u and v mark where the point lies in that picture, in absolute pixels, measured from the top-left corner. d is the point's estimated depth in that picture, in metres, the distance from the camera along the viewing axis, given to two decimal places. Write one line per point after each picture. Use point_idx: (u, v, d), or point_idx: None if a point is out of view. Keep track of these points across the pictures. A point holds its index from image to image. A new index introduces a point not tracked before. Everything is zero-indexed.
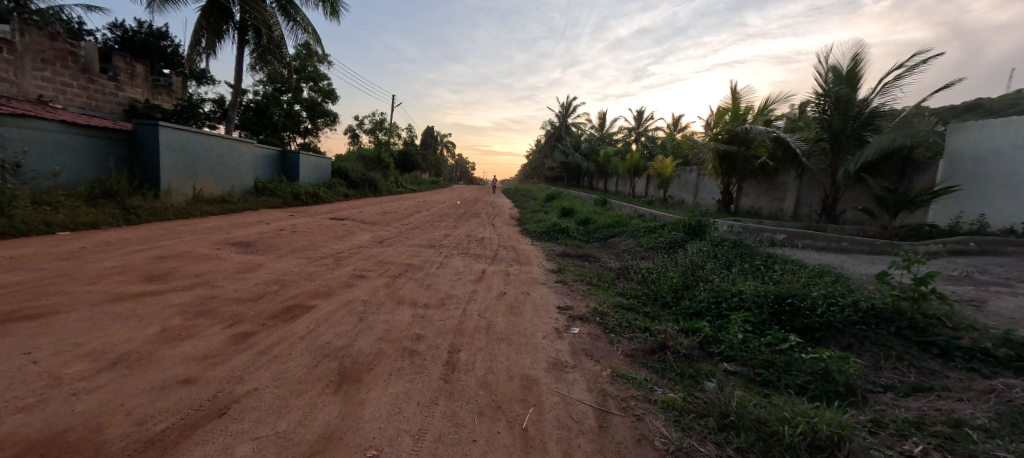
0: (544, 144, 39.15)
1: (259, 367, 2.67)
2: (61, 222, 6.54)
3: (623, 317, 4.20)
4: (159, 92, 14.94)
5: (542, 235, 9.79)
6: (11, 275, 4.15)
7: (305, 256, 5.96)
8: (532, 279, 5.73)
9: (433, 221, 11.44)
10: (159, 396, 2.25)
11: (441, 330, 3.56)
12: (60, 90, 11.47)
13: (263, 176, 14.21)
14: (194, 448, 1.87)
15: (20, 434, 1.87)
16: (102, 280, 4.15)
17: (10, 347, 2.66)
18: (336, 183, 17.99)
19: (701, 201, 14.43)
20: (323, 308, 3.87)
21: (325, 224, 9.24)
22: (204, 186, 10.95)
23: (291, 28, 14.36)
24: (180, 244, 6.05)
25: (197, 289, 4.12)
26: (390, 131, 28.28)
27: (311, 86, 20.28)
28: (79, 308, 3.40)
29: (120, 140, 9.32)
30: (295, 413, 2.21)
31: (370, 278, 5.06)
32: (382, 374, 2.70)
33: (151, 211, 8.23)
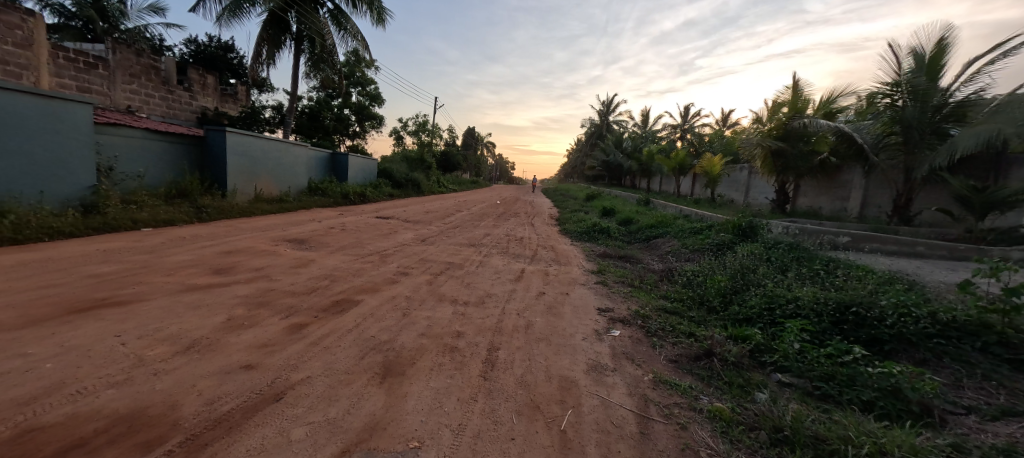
0: (585, 142, 38.62)
1: (311, 356, 2.83)
2: (145, 220, 7.28)
3: (666, 321, 4.07)
4: (227, 100, 16.23)
5: (582, 235, 9.66)
6: (104, 266, 4.68)
7: (353, 253, 6.26)
8: (571, 279, 5.66)
9: (472, 220, 11.61)
10: (225, 379, 2.44)
11: (481, 328, 3.61)
12: (144, 100, 12.73)
13: (315, 177, 15.04)
14: (256, 429, 2.02)
15: (111, 407, 2.09)
16: (178, 272, 4.59)
17: (104, 329, 3.00)
18: (381, 183, 18.70)
19: (752, 200, 13.65)
20: (368, 303, 4.04)
21: (371, 223, 9.63)
22: (264, 187, 11.77)
23: (341, 37, 15.14)
24: (244, 240, 6.56)
25: (256, 282, 4.43)
26: (433, 133, 29.02)
27: (360, 91, 21.22)
28: (157, 297, 3.76)
29: (193, 144, 10.19)
30: (344, 401, 2.32)
31: (413, 275, 5.23)
32: (425, 369, 2.78)
33: (219, 210, 8.96)
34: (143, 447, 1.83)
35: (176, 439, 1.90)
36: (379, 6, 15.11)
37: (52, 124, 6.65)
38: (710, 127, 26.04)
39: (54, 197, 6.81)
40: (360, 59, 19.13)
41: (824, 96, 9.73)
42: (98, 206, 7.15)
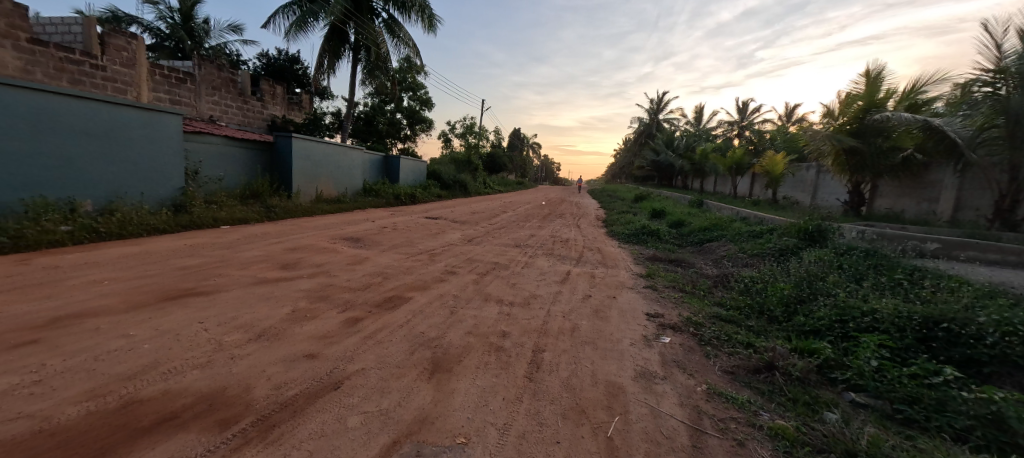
0: (633, 142, 37.55)
1: (365, 349, 2.98)
2: (224, 218, 8.03)
3: (721, 329, 3.86)
4: (293, 108, 17.49)
5: (631, 237, 9.40)
6: (189, 259, 5.22)
7: (404, 251, 6.52)
8: (619, 282, 5.52)
9: (518, 221, 11.67)
10: (291, 367, 2.63)
11: (526, 329, 3.62)
12: (224, 110, 14.02)
13: (370, 178, 15.82)
14: (317, 414, 2.16)
15: (195, 386, 2.33)
16: (250, 266, 5.01)
17: (190, 316, 3.35)
18: (430, 185, 19.31)
19: (820, 202, 12.58)
20: (418, 300, 4.19)
21: (421, 223, 9.96)
22: (325, 188, 12.58)
23: (395, 46, 15.85)
24: (306, 238, 7.03)
25: (317, 277, 4.73)
26: (480, 135, 29.56)
27: (411, 96, 22.07)
28: (233, 288, 4.13)
29: (265, 149, 11.08)
30: (395, 394, 2.42)
31: (460, 274, 5.34)
32: (471, 367, 2.83)
33: (285, 211, 9.70)
34: (221, 423, 2.02)
35: (249, 419, 2.08)
36: (430, 14, 15.65)
37: (150, 132, 7.55)
38: (771, 123, 24.39)
39: (152, 197, 7.70)
40: (411, 65, 19.89)
41: (908, 85, 8.78)
42: (186, 206, 7.98)
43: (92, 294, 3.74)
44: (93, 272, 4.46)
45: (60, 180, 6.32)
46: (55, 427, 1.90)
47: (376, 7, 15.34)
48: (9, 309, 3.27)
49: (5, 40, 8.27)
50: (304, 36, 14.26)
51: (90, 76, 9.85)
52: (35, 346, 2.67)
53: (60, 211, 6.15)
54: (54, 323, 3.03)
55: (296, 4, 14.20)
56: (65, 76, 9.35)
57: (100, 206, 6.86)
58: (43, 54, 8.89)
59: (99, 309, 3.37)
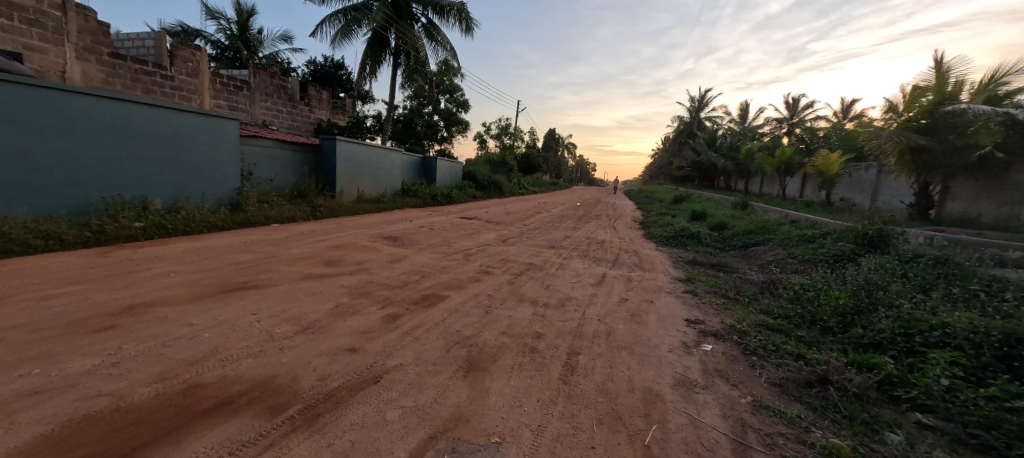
0: (673, 141, 36.39)
1: (403, 345, 3.07)
2: (275, 217, 8.52)
3: (767, 338, 3.66)
4: (338, 112, 18.27)
5: (669, 240, 9.10)
6: (244, 255, 5.59)
7: (440, 251, 6.65)
8: (656, 286, 5.37)
9: (552, 222, 11.60)
10: (334, 360, 2.75)
11: (561, 331, 3.59)
12: (275, 115, 14.87)
13: (408, 179, 16.26)
14: (358, 405, 2.25)
15: (249, 374, 2.48)
16: (298, 262, 5.30)
17: (244, 307, 3.59)
18: (466, 185, 19.59)
19: (880, 204, 11.66)
20: (454, 299, 4.26)
21: (456, 223, 10.13)
22: (365, 188, 13.06)
23: (433, 49, 16.23)
24: (348, 236, 7.34)
25: (359, 274, 4.92)
26: (515, 136, 29.68)
27: (449, 98, 22.49)
28: (283, 283, 4.38)
29: (312, 151, 11.63)
30: (431, 390, 2.47)
31: (495, 274, 5.38)
32: (505, 367, 2.85)
33: (329, 210, 10.17)
34: (272, 410, 2.15)
35: (296, 407, 2.20)
36: (467, 17, 15.91)
37: (210, 136, 8.13)
38: (825, 120, 22.84)
39: (212, 197, 8.30)
40: (449, 68, 20.28)
41: (986, 76, 7.96)
42: (241, 205, 8.53)
43: (161, 285, 4.08)
44: (161, 265, 4.86)
45: (134, 181, 6.94)
46: (129, 405, 2.09)
47: (415, 12, 15.77)
48: (91, 296, 3.62)
49: (90, 55, 9.17)
50: (348, 43, 14.86)
51: (161, 86, 10.76)
52: (112, 331, 2.94)
53: (134, 208, 6.74)
54: (128, 311, 3.33)
55: (342, 13, 14.82)
56: (139, 86, 10.26)
57: (167, 204, 7.47)
58: (122, 67, 9.79)
59: (166, 299, 3.67)
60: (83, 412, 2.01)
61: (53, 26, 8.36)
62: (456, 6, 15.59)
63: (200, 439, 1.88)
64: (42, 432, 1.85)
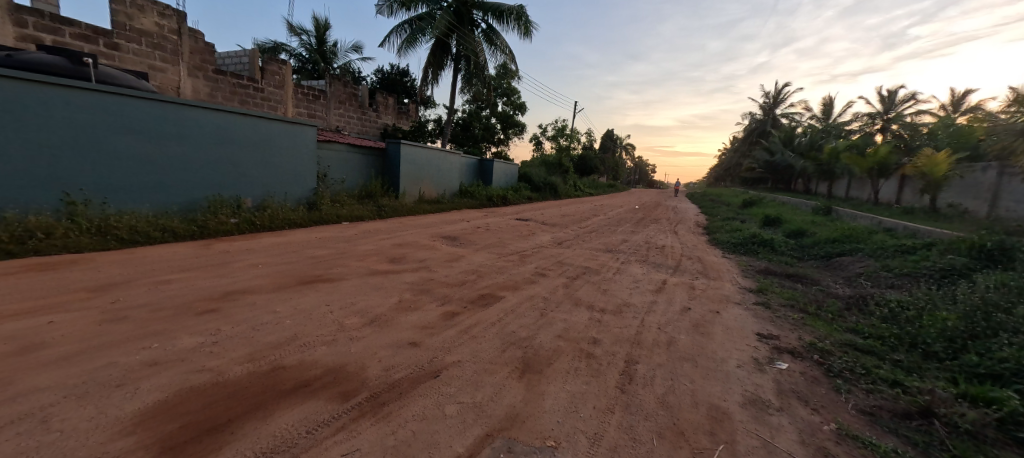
0: (743, 141, 33.98)
1: (461, 343, 3.16)
2: (345, 216, 9.17)
3: (855, 360, 3.28)
4: (403, 117, 19.24)
5: (737, 246, 8.49)
6: (319, 250, 6.07)
7: (496, 252, 6.76)
8: (723, 296, 5.03)
9: (608, 225, 11.32)
10: (397, 352, 2.90)
11: (618, 338, 3.49)
12: (347, 121, 15.98)
13: (466, 181, 16.71)
14: (419, 398, 2.35)
15: (323, 360, 2.69)
16: (365, 259, 5.65)
17: (319, 298, 3.89)
18: (522, 187, 19.77)
19: (1000, 211, 10.02)
20: (509, 299, 4.31)
21: (512, 224, 10.25)
22: (426, 189, 13.64)
23: (492, 54, 16.58)
24: (410, 235, 7.69)
25: (420, 272, 5.15)
26: (572, 137, 29.38)
27: (506, 101, 22.82)
28: (352, 277, 4.70)
29: (378, 155, 12.26)
30: (488, 389, 2.52)
31: (550, 276, 5.36)
32: (561, 371, 2.82)
33: (393, 210, 10.74)
34: (343, 395, 2.31)
35: (364, 394, 2.35)
36: (527, 20, 16.06)
37: (292, 141, 8.91)
38: (929, 115, 20.06)
39: (293, 196, 9.11)
40: (507, 71, 20.59)
41: None
42: (317, 205, 9.29)
43: (250, 275, 4.56)
44: (251, 257, 5.42)
45: (231, 182, 7.82)
46: (225, 381, 2.35)
47: (476, 18, 16.22)
48: (196, 283, 4.13)
49: (199, 72, 10.46)
50: (413, 52, 15.60)
51: (253, 97, 12.02)
52: (212, 314, 3.34)
53: (230, 206, 7.60)
54: (224, 297, 3.76)
55: (408, 23, 15.60)
56: (236, 98, 11.54)
57: (257, 203, 8.31)
58: (222, 82, 11.09)
59: (254, 288, 4.09)
60: (190, 384, 2.29)
61: (171, 48, 9.67)
62: (514, 10, 15.84)
63: (282, 416, 2.07)
64: (159, 398, 2.13)
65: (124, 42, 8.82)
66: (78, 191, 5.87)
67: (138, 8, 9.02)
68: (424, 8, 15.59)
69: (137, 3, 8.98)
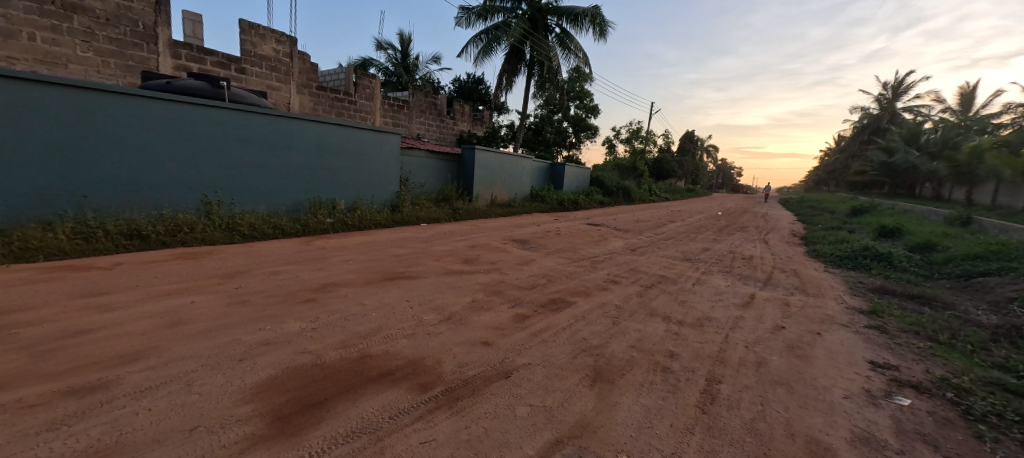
0: (852, 141, 29.99)
1: (532, 346, 3.18)
2: (424, 218, 9.73)
3: (1004, 404, 2.72)
4: (478, 124, 19.92)
5: (843, 260, 7.47)
6: (400, 249, 6.50)
7: (567, 256, 6.69)
8: (825, 316, 4.46)
9: (687, 232, 10.64)
10: (470, 350, 3.01)
11: (698, 353, 3.26)
12: (427, 129, 16.96)
13: (537, 185, 16.81)
14: (490, 396, 2.40)
15: (404, 352, 2.88)
16: (441, 259, 5.93)
17: (400, 294, 4.18)
18: (594, 192, 19.44)
19: None
20: (581, 306, 4.23)
21: (583, 229, 10.08)
22: (498, 193, 14.00)
23: (566, 58, 16.56)
24: (483, 238, 7.93)
25: (492, 273, 5.28)
26: (648, 139, 28.21)
27: (579, 104, 22.59)
28: (430, 276, 4.97)
29: (454, 160, 12.75)
30: (558, 394, 2.50)
31: (623, 284, 5.18)
32: (634, 383, 2.71)
33: (467, 213, 11.16)
34: (421, 387, 2.45)
35: (439, 387, 2.47)
36: (602, 22, 15.81)
37: (379, 149, 9.67)
38: None
39: (378, 199, 9.88)
40: (581, 75, 20.38)
41: None
42: (399, 207, 9.95)
43: (342, 269, 5.02)
44: (343, 254, 5.98)
45: (328, 185, 8.70)
46: (321, 364, 2.61)
47: (550, 23, 16.35)
48: (299, 275, 4.66)
49: (305, 89, 11.82)
50: (489, 60, 16.09)
51: (347, 109, 13.27)
52: (312, 303, 3.74)
53: (327, 207, 8.47)
54: (321, 288, 4.19)
55: (484, 34, 16.13)
56: (334, 110, 12.83)
57: (349, 204, 9.16)
58: (323, 96, 12.40)
59: (346, 282, 4.50)
60: (295, 363, 2.60)
61: (285, 70, 11.07)
62: (589, 12, 15.77)
63: (368, 401, 2.26)
64: (271, 374, 2.44)
65: (249, 66, 10.29)
66: (213, 193, 6.95)
67: (261, 37, 10.49)
68: (500, 18, 15.98)
69: (260, 33, 10.46)
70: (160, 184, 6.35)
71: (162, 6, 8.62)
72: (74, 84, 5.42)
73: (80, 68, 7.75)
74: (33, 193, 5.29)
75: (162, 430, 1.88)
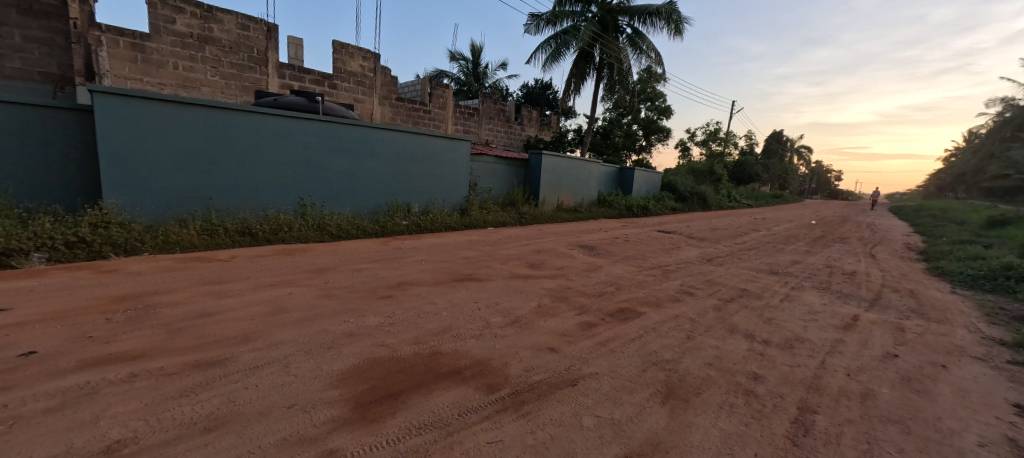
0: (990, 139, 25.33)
1: (600, 355, 3.10)
2: (491, 222, 9.96)
3: None
4: (545, 129, 19.98)
5: (976, 281, 6.31)
6: (468, 252, 6.70)
7: (636, 265, 6.44)
8: (952, 347, 3.79)
9: (773, 242, 9.70)
10: (536, 355, 3.01)
11: (787, 378, 2.95)
12: (495, 135, 17.38)
13: (604, 190, 16.44)
14: (556, 404, 2.38)
15: (471, 352, 2.96)
16: (507, 262, 6.01)
17: (469, 295, 4.31)
18: (665, 197, 18.51)
19: None
20: (652, 317, 4.04)
21: (654, 236, 9.63)
22: (564, 198, 13.90)
23: (637, 59, 16.06)
24: (549, 243, 7.91)
25: (558, 279, 5.25)
26: (727, 141, 26.25)
27: (650, 106, 21.76)
28: (497, 279, 5.07)
29: (522, 166, 12.92)
30: (627, 407, 2.41)
31: (698, 296, 4.86)
32: (711, 404, 2.52)
33: (532, 218, 11.23)
34: (488, 388, 2.50)
35: (505, 389, 2.50)
36: (678, 18, 15.14)
37: (450, 155, 10.10)
38: None
39: (448, 203, 10.30)
40: (652, 75, 19.64)
41: None
42: (468, 211, 10.30)
43: (415, 269, 5.30)
44: (416, 254, 6.32)
45: (405, 189, 9.27)
46: (395, 357, 2.77)
47: (621, 24, 15.97)
48: (378, 272, 5.01)
49: (386, 101, 12.72)
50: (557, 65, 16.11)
51: (422, 118, 14.06)
52: (389, 299, 4.00)
53: (403, 210, 9.02)
54: (397, 286, 4.47)
55: (552, 39, 16.15)
56: (410, 120, 13.66)
57: (422, 208, 9.67)
58: (401, 107, 13.26)
59: (419, 281, 4.75)
60: (374, 355, 2.79)
61: (369, 84, 12.01)
62: (663, 9, 15.15)
63: (439, 396, 2.36)
64: (354, 363, 2.65)
65: (340, 82, 11.34)
66: (308, 197, 7.73)
67: (350, 55, 11.51)
68: (569, 22, 15.88)
69: (350, 51, 11.49)
70: (267, 189, 7.21)
71: (272, 33, 9.87)
72: (205, 104, 6.37)
73: (209, 89, 9.11)
74: (173, 195, 6.30)
75: (266, 404, 2.13)
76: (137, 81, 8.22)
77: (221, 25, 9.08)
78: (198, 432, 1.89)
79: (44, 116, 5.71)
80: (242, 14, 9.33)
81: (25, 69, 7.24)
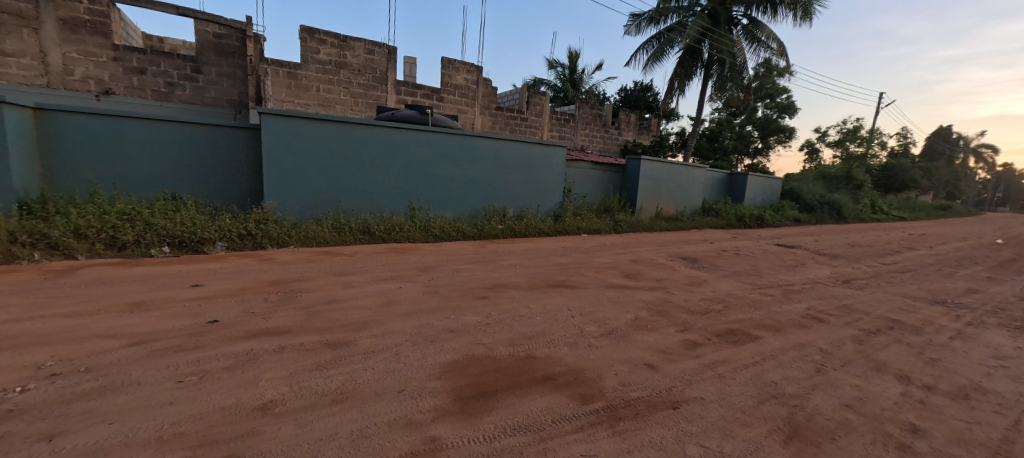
0: None
1: (706, 379, 2.83)
2: (585, 229, 9.79)
3: None
4: (644, 133, 19.10)
5: None
6: (562, 258, 6.67)
7: (749, 281, 5.77)
8: None
9: (935, 264, 7.90)
10: (634, 370, 2.86)
11: (959, 435, 2.37)
12: (591, 140, 17.12)
13: (710, 197, 15.10)
14: (656, 426, 2.23)
15: (564, 360, 2.93)
16: (602, 271, 5.85)
17: (562, 302, 4.28)
18: (785, 206, 16.34)
19: None
20: (769, 342, 3.57)
21: (771, 251, 8.53)
22: (664, 206, 13.11)
23: (754, 52, 14.55)
24: (646, 253, 7.50)
25: (657, 291, 4.94)
26: (870, 141, 22.23)
27: (769, 103, 19.55)
28: (591, 287, 4.96)
29: (618, 171, 12.48)
30: (740, 442, 2.16)
31: (831, 323, 4.17)
32: (850, 454, 2.13)
33: (629, 226, 10.77)
34: (582, 398, 2.45)
35: (600, 402, 2.42)
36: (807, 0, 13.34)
37: (545, 161, 10.22)
38: None
39: (542, 208, 10.40)
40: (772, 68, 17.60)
41: None
42: (562, 217, 10.30)
43: (510, 273, 5.44)
44: (511, 258, 6.49)
45: (501, 195, 9.62)
46: (490, 357, 2.87)
47: (735, 15, 14.64)
48: (476, 273, 5.27)
49: (486, 110, 13.34)
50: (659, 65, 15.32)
51: (519, 125, 14.47)
52: (485, 300, 4.17)
53: (499, 214, 9.36)
54: (493, 288, 4.63)
55: (655, 38, 15.38)
56: (508, 127, 14.15)
57: (517, 213, 9.92)
58: (500, 115, 13.82)
59: (514, 284, 4.86)
60: (472, 352, 2.93)
61: (471, 95, 12.75)
62: None
63: (532, 400, 2.38)
64: (455, 358, 2.81)
65: (446, 95, 12.24)
66: (417, 201, 8.46)
67: (456, 69, 12.36)
68: (675, 19, 14.98)
69: (456, 66, 12.34)
70: (384, 193, 8.07)
71: (392, 55, 11.04)
72: (340, 120, 7.38)
73: (341, 108, 10.55)
74: (312, 198, 7.41)
75: (381, 386, 2.37)
76: (290, 103, 9.89)
77: (353, 52, 10.47)
78: (329, 402, 2.17)
79: (230, 133, 7.18)
80: (369, 41, 10.65)
81: (217, 97, 9.08)
